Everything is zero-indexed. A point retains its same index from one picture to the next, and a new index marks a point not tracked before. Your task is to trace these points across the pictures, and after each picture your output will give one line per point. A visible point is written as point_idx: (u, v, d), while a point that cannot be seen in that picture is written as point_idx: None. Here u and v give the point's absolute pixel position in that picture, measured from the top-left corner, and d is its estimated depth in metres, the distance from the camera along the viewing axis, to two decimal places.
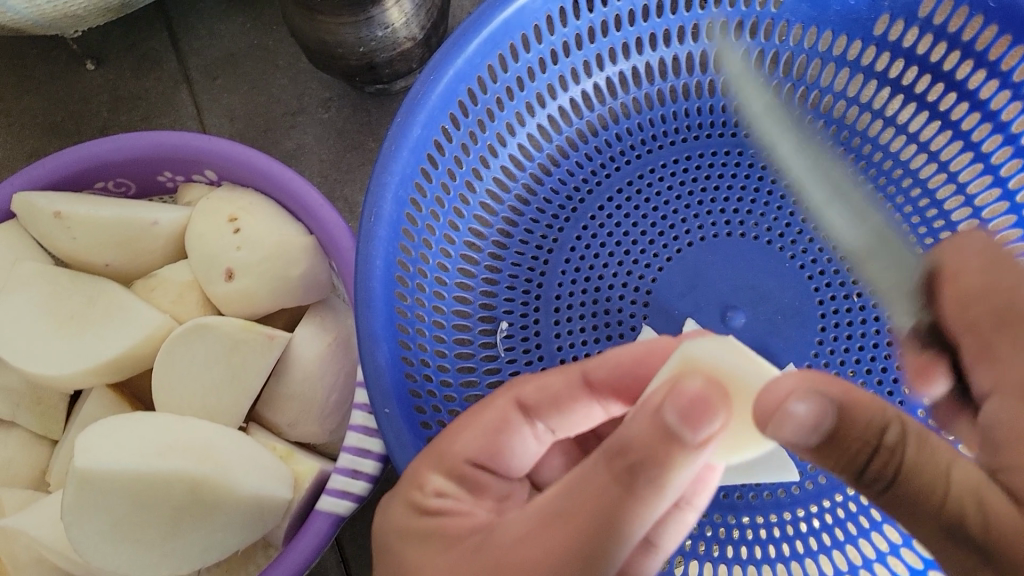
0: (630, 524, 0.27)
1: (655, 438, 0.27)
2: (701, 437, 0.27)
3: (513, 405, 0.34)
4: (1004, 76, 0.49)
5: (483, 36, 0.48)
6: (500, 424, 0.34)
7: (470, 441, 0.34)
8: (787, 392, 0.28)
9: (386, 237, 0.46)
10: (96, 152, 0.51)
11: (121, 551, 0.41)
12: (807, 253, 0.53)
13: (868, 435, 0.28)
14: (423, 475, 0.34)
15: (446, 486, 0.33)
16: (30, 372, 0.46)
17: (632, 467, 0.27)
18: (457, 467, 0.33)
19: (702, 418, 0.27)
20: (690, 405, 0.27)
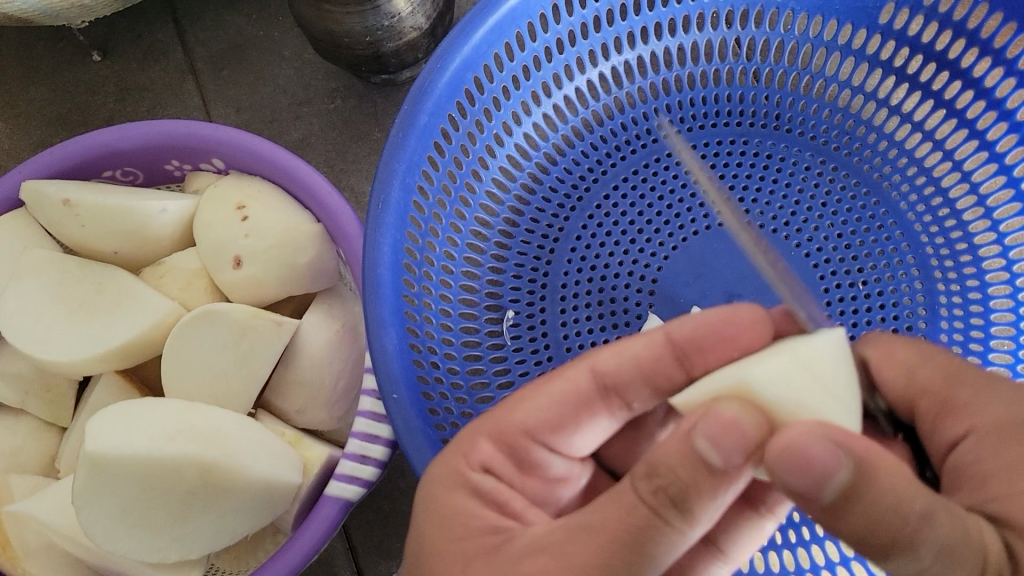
0: (660, 542, 0.27)
1: (682, 466, 0.26)
2: (728, 469, 0.26)
3: (587, 376, 0.34)
4: (1009, 64, 0.50)
5: (490, 25, 0.48)
6: (568, 395, 0.34)
7: (531, 411, 0.34)
8: (804, 441, 0.25)
9: (394, 224, 0.46)
10: (104, 141, 0.51)
11: (133, 534, 0.42)
12: (813, 241, 0.53)
13: (882, 496, 0.25)
14: (473, 444, 0.34)
15: (494, 458, 0.34)
16: (40, 359, 0.46)
17: (660, 490, 0.27)
18: (514, 439, 0.34)
19: (731, 451, 0.26)
20: (720, 433, 0.26)
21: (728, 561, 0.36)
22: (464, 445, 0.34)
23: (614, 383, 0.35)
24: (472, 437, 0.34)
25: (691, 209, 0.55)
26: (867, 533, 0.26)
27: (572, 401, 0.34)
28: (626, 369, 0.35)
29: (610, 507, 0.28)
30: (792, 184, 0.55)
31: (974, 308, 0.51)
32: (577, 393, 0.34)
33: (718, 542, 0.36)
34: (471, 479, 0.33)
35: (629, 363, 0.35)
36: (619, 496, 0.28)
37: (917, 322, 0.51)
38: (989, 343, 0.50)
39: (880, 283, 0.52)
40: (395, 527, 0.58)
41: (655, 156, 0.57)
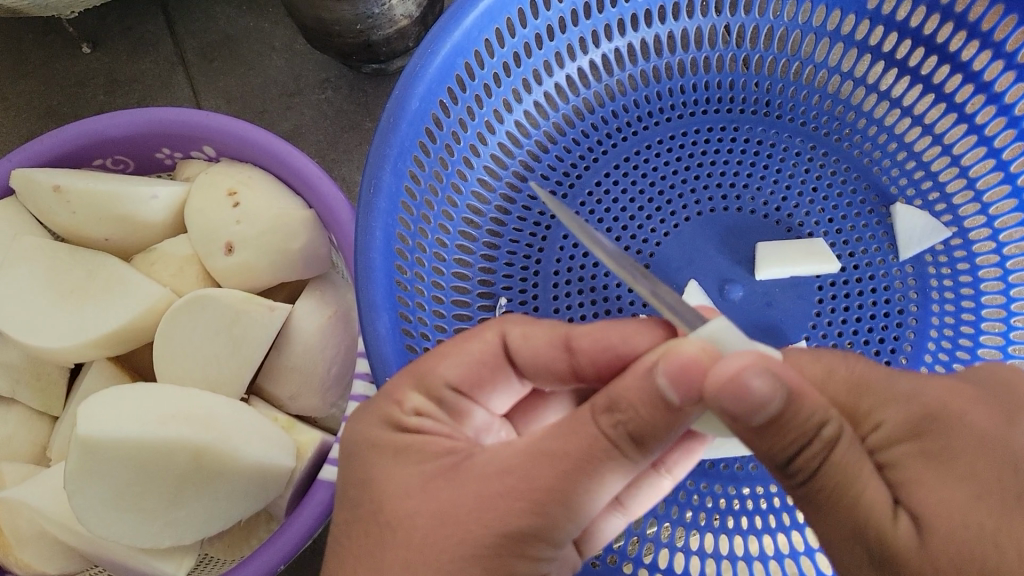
0: (612, 472, 0.28)
1: (643, 396, 0.27)
2: (685, 403, 0.26)
3: (500, 340, 0.33)
4: (997, 47, 0.49)
5: (479, 10, 0.48)
6: (485, 355, 0.33)
7: (449, 368, 0.33)
8: (737, 380, 0.25)
9: (386, 209, 0.46)
10: (95, 128, 0.51)
11: (124, 520, 0.42)
12: (803, 226, 0.53)
13: (804, 426, 0.26)
14: (401, 394, 0.33)
15: (425, 405, 0.32)
16: (31, 344, 0.46)
17: (620, 423, 0.27)
18: (434, 391, 0.33)
19: (690, 387, 0.26)
20: (681, 370, 0.26)
21: (626, 514, 0.37)
22: (392, 395, 0.33)
23: (521, 355, 0.34)
24: (400, 386, 0.33)
25: (682, 196, 0.55)
26: (780, 453, 0.27)
27: (487, 366, 0.34)
28: (532, 348, 0.33)
29: (569, 437, 0.28)
30: (782, 170, 0.55)
31: (965, 290, 0.52)
32: (492, 355, 0.33)
33: (618, 493, 0.36)
34: (405, 426, 0.32)
35: (535, 345, 0.33)
36: (577, 431, 0.28)
37: (908, 306, 0.51)
38: (980, 326, 0.51)
39: (871, 266, 0.52)
40: None
41: (646, 143, 0.57)
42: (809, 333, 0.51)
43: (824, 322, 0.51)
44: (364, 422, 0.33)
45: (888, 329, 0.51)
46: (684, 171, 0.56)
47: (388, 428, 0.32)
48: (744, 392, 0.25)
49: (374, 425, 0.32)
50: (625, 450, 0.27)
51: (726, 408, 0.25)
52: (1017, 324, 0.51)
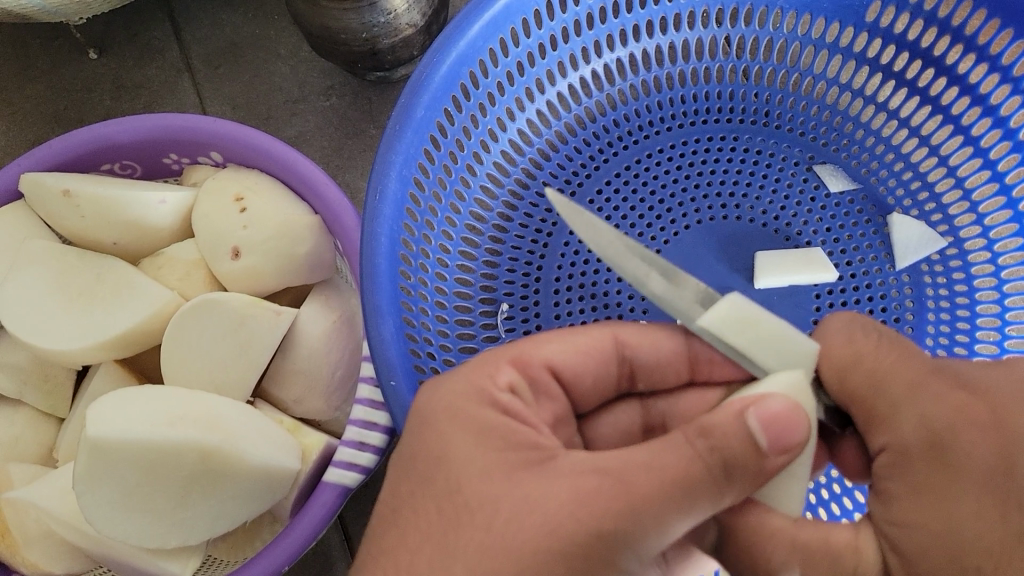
0: (707, 500, 0.29)
1: (740, 430, 0.30)
2: (773, 457, 0.30)
3: (612, 340, 0.37)
4: (993, 60, 0.50)
5: (485, 20, 0.49)
6: (592, 349, 0.37)
7: (554, 350, 0.36)
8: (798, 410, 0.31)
9: (392, 216, 0.46)
10: (104, 134, 0.52)
11: (133, 519, 0.42)
12: (802, 235, 0.54)
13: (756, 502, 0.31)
14: (497, 368, 0.34)
15: (517, 382, 0.34)
16: (40, 346, 0.46)
17: (716, 448, 0.29)
18: (530, 372, 0.35)
19: (778, 436, 0.30)
20: (771, 418, 0.30)
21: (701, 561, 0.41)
22: (490, 365, 0.34)
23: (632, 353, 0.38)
24: (503, 359, 0.34)
25: (682, 205, 0.56)
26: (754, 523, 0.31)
27: (593, 357, 0.37)
28: (647, 348, 0.38)
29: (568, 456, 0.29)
30: (780, 180, 0.56)
31: (960, 300, 0.52)
32: (598, 350, 0.37)
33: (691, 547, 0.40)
34: (496, 399, 0.33)
35: (651, 343, 0.38)
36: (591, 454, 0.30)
37: (904, 314, 0.52)
38: (974, 335, 0.52)
39: (868, 275, 0.53)
40: None
41: (647, 152, 0.58)
42: None
43: None
44: (459, 382, 0.33)
45: None
46: (684, 180, 0.57)
47: (476, 402, 0.32)
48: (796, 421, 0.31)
49: (458, 398, 0.33)
50: (716, 478, 0.29)
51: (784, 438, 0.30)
52: (1012, 334, 0.51)
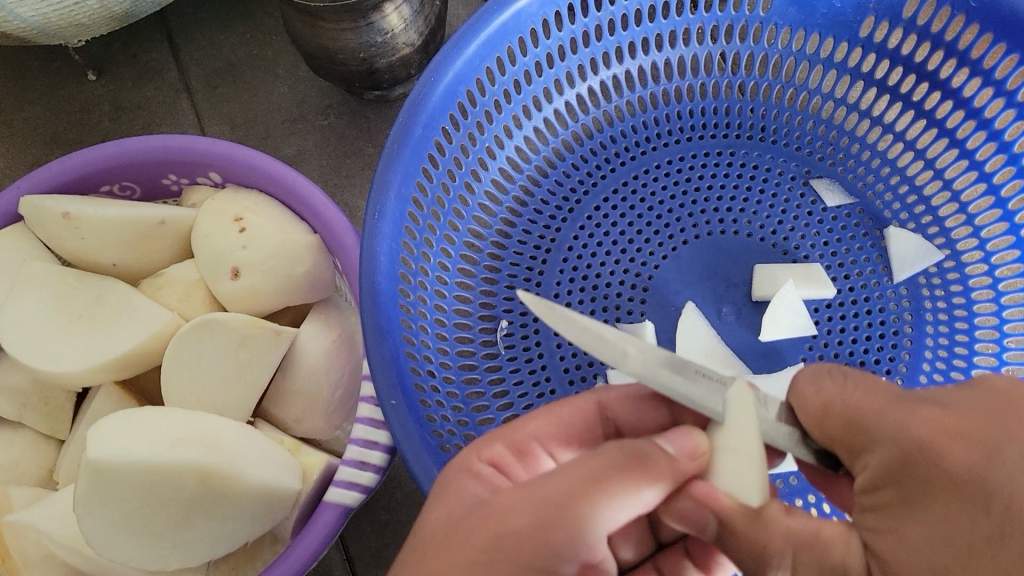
0: (625, 486, 0.29)
1: (651, 440, 0.32)
2: (683, 462, 0.31)
3: (593, 406, 0.37)
4: (987, 75, 0.50)
5: (482, 39, 0.49)
6: (573, 418, 0.37)
7: (538, 426, 0.36)
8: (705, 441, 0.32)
9: (390, 234, 0.46)
10: (103, 156, 0.52)
11: (134, 542, 0.42)
12: (799, 249, 0.54)
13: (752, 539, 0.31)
14: (485, 445, 0.34)
15: (500, 456, 0.34)
16: (39, 369, 0.46)
17: (635, 449, 0.31)
18: (523, 447, 0.35)
19: (685, 445, 0.32)
20: (679, 436, 0.32)
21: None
22: (476, 446, 0.34)
23: (618, 414, 0.37)
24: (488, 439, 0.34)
25: (680, 220, 0.56)
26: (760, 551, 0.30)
27: (576, 426, 0.37)
28: (630, 409, 0.37)
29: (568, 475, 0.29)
30: (777, 194, 0.56)
31: (959, 312, 0.52)
32: (580, 418, 0.37)
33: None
34: (480, 471, 0.33)
35: (638, 405, 0.37)
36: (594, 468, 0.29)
37: (903, 327, 0.52)
38: (973, 347, 0.51)
39: (865, 288, 0.53)
40: (392, 535, 0.58)
41: (644, 168, 0.58)
42: (806, 355, 0.52)
43: (821, 343, 0.52)
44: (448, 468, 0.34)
45: (884, 350, 0.51)
46: (681, 196, 0.57)
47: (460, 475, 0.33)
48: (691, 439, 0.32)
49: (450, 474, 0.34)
50: (629, 469, 0.30)
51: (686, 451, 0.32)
52: (1011, 345, 0.51)
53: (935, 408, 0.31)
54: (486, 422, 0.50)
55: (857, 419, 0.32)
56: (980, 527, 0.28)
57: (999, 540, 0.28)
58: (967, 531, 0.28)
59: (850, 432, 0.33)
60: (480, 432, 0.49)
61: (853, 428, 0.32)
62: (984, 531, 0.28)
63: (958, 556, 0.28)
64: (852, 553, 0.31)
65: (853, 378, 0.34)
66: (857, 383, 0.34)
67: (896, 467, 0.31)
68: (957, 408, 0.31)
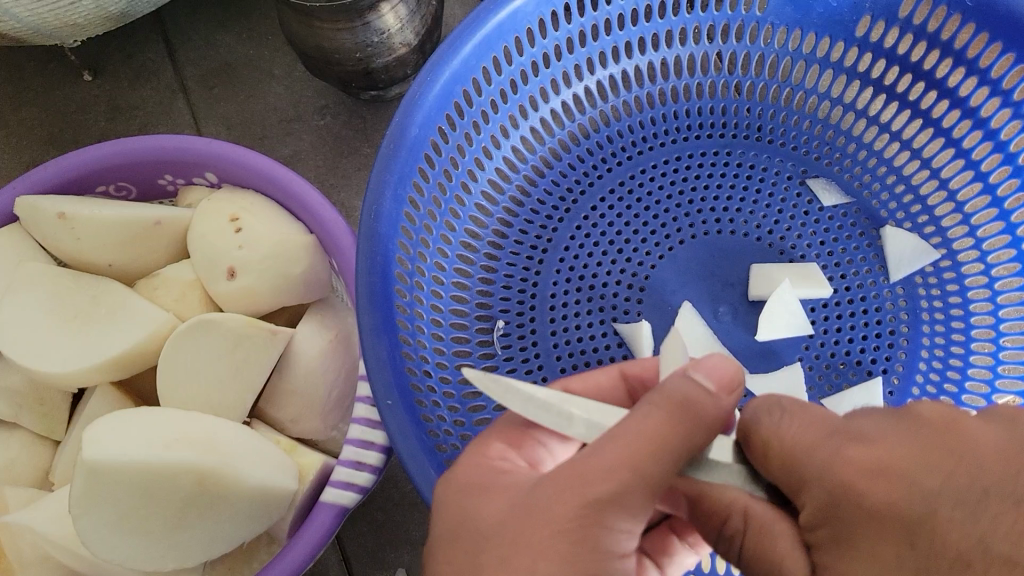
0: (679, 439, 0.28)
1: (687, 381, 0.29)
2: (722, 398, 0.29)
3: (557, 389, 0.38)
4: (983, 74, 0.50)
5: (478, 38, 0.49)
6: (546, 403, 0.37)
7: (522, 416, 0.36)
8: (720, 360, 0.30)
9: (386, 234, 0.46)
10: (98, 156, 0.52)
11: (129, 543, 0.42)
12: (796, 249, 0.54)
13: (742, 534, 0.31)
14: (485, 446, 0.34)
15: (506, 449, 0.34)
16: (34, 369, 0.46)
17: (666, 397, 0.29)
18: (521, 438, 0.34)
19: (721, 379, 0.30)
20: (710, 368, 0.30)
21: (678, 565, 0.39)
22: (478, 449, 0.33)
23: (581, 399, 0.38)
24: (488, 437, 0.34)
25: (676, 219, 0.56)
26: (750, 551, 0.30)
27: None
28: (591, 393, 0.38)
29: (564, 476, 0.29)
30: (773, 194, 0.56)
31: (955, 312, 0.52)
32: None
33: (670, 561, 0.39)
34: (498, 466, 0.32)
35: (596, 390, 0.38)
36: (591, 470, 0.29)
37: (900, 327, 0.52)
38: (969, 346, 0.51)
39: (862, 288, 0.53)
40: (389, 534, 0.58)
41: (641, 167, 0.58)
42: (802, 354, 0.52)
43: (818, 343, 0.52)
44: (462, 471, 0.33)
45: (880, 349, 0.52)
46: (677, 195, 0.57)
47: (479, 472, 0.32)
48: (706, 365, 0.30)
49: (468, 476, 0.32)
50: (684, 423, 0.28)
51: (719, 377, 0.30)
52: (1007, 345, 0.51)
53: (862, 444, 0.29)
54: (482, 422, 0.50)
55: (798, 463, 0.29)
56: (905, 563, 0.27)
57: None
58: (893, 567, 0.27)
59: (788, 476, 0.30)
60: (476, 432, 0.49)
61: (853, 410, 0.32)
62: (910, 569, 0.26)
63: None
64: (792, 556, 0.30)
65: (789, 408, 0.31)
66: None
67: (824, 508, 0.28)
68: (884, 441, 0.29)
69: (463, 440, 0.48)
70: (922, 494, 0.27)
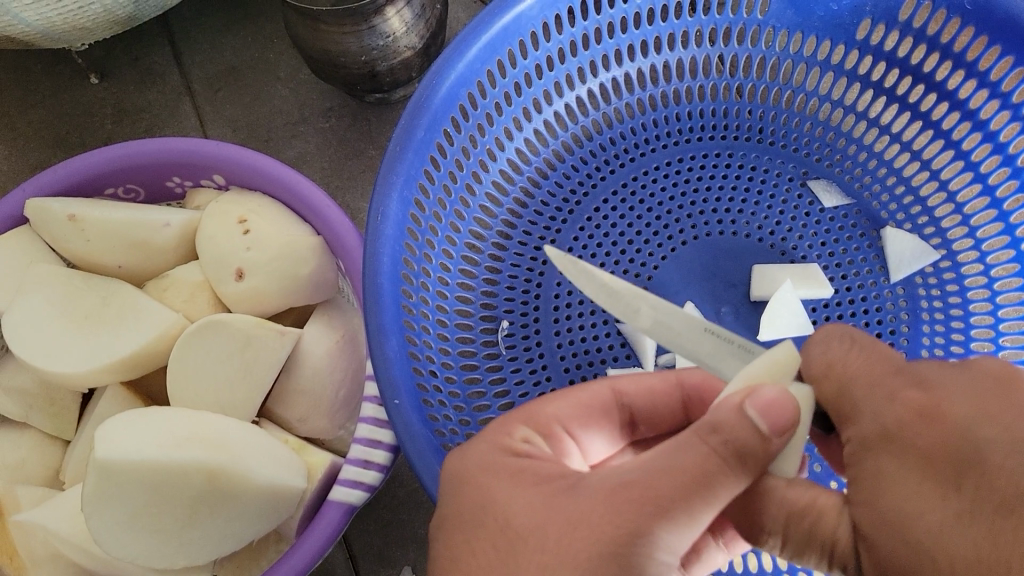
0: (725, 488, 0.29)
1: (743, 423, 0.29)
2: (775, 442, 0.30)
3: (609, 391, 0.38)
4: (982, 77, 0.51)
5: (483, 42, 0.49)
6: (593, 402, 0.37)
7: (561, 408, 0.37)
8: (780, 398, 0.30)
9: (393, 236, 0.47)
10: (108, 159, 0.53)
11: (141, 541, 0.42)
12: (797, 249, 0.55)
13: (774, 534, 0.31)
14: (511, 426, 0.35)
15: (531, 434, 0.35)
16: (45, 370, 0.47)
17: (727, 441, 0.29)
18: (549, 426, 0.36)
19: (778, 422, 0.30)
20: (768, 406, 0.30)
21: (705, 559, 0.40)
22: (502, 427, 0.35)
23: (632, 401, 0.38)
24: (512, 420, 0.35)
25: (679, 220, 0.57)
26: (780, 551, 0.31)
27: (596, 410, 0.37)
28: (644, 394, 0.39)
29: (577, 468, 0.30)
30: (775, 195, 0.57)
31: (955, 312, 0.53)
32: (600, 403, 0.37)
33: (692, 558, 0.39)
34: (517, 451, 0.34)
35: (646, 391, 0.39)
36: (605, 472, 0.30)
37: (900, 326, 0.53)
38: (969, 345, 0.52)
39: (862, 288, 0.54)
40: (395, 533, 0.59)
41: (644, 169, 0.58)
42: (803, 354, 0.52)
43: None
44: (474, 455, 0.34)
45: None
46: (680, 197, 0.57)
47: (492, 461, 0.33)
48: (763, 398, 0.30)
49: (484, 455, 0.34)
50: (731, 468, 0.29)
51: (775, 421, 0.30)
52: (1006, 344, 0.51)
53: (919, 389, 0.32)
54: (487, 421, 0.51)
55: (848, 386, 0.33)
56: (950, 504, 0.29)
57: (968, 517, 0.28)
58: (938, 508, 0.29)
59: (841, 396, 0.34)
60: (482, 431, 0.50)
61: (845, 395, 0.33)
62: (954, 510, 0.28)
63: (930, 531, 0.28)
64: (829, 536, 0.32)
65: (861, 342, 0.35)
66: (861, 349, 0.34)
67: (875, 441, 0.31)
68: (942, 386, 0.31)
69: (468, 438, 0.49)
70: (972, 439, 0.29)
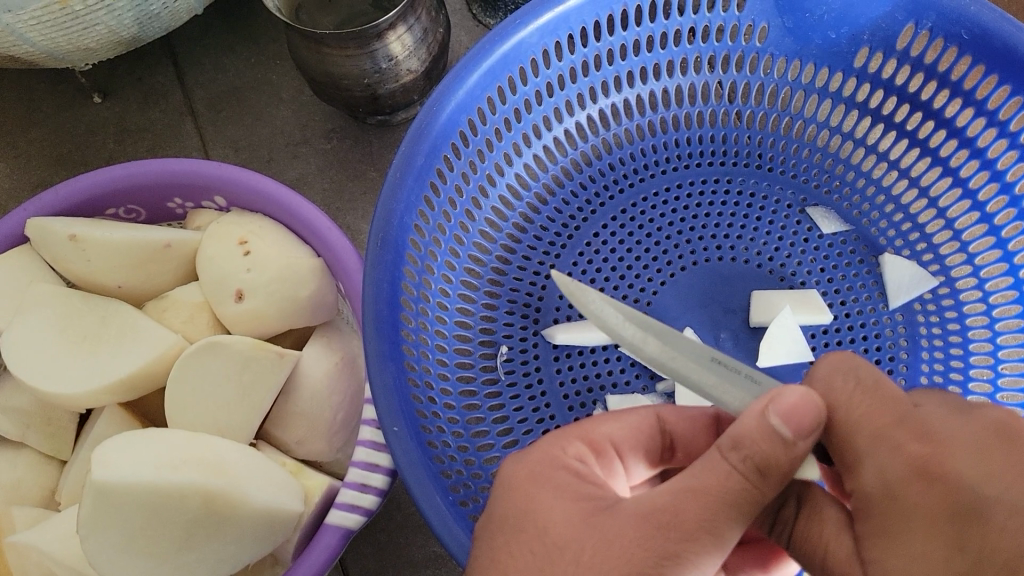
0: (749, 503, 0.30)
1: (765, 435, 0.29)
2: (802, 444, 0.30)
3: (654, 417, 0.37)
4: (979, 105, 0.51)
5: (483, 69, 0.50)
6: (643, 426, 0.37)
7: (615, 428, 0.36)
8: (800, 404, 0.30)
9: (392, 261, 0.47)
10: (109, 180, 0.53)
11: (135, 564, 0.42)
12: (796, 276, 0.55)
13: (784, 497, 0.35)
14: (563, 442, 0.35)
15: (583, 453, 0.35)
16: (42, 390, 0.47)
17: (748, 457, 0.29)
18: (598, 446, 0.35)
19: (802, 426, 0.29)
20: (792, 411, 0.30)
21: None
22: (557, 440, 0.35)
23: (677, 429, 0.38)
24: (566, 434, 0.35)
25: (678, 246, 0.57)
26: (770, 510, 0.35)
27: (645, 436, 0.37)
28: (687, 422, 0.38)
29: None
30: (773, 222, 0.57)
31: (953, 338, 0.53)
32: (649, 428, 0.37)
33: None
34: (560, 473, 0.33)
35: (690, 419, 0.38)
36: None
37: (899, 353, 0.52)
38: (969, 373, 0.52)
39: (862, 316, 0.54)
40: (392, 556, 0.59)
41: (643, 195, 0.59)
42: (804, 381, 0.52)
43: None
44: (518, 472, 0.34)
45: None
46: (678, 222, 0.57)
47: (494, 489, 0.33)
48: (780, 402, 0.30)
49: (500, 485, 0.34)
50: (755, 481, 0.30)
51: (801, 425, 0.30)
52: (1006, 372, 0.51)
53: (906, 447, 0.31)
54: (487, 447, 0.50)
55: (847, 433, 0.33)
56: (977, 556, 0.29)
57: None
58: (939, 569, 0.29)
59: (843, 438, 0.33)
60: (480, 457, 0.49)
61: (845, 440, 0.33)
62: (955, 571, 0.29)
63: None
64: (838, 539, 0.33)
65: (868, 386, 0.33)
66: (866, 392, 0.33)
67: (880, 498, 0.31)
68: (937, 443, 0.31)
69: (467, 465, 0.48)
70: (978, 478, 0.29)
